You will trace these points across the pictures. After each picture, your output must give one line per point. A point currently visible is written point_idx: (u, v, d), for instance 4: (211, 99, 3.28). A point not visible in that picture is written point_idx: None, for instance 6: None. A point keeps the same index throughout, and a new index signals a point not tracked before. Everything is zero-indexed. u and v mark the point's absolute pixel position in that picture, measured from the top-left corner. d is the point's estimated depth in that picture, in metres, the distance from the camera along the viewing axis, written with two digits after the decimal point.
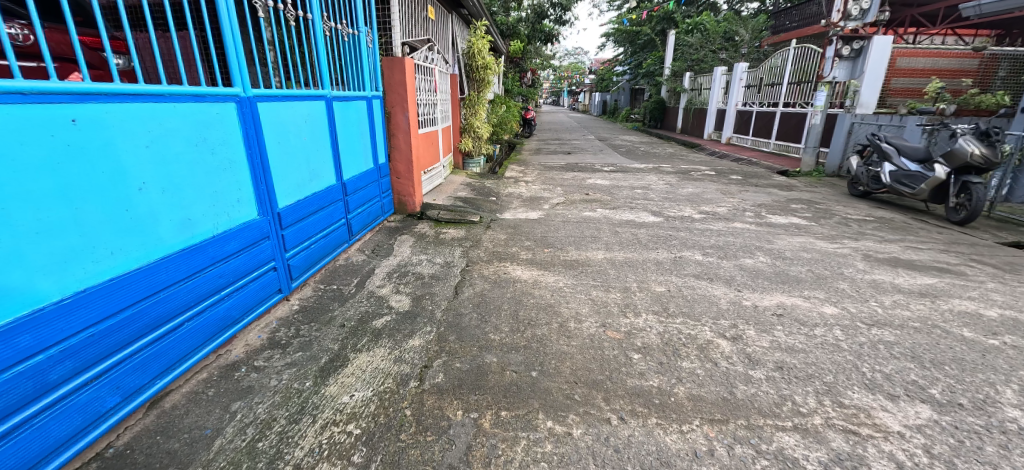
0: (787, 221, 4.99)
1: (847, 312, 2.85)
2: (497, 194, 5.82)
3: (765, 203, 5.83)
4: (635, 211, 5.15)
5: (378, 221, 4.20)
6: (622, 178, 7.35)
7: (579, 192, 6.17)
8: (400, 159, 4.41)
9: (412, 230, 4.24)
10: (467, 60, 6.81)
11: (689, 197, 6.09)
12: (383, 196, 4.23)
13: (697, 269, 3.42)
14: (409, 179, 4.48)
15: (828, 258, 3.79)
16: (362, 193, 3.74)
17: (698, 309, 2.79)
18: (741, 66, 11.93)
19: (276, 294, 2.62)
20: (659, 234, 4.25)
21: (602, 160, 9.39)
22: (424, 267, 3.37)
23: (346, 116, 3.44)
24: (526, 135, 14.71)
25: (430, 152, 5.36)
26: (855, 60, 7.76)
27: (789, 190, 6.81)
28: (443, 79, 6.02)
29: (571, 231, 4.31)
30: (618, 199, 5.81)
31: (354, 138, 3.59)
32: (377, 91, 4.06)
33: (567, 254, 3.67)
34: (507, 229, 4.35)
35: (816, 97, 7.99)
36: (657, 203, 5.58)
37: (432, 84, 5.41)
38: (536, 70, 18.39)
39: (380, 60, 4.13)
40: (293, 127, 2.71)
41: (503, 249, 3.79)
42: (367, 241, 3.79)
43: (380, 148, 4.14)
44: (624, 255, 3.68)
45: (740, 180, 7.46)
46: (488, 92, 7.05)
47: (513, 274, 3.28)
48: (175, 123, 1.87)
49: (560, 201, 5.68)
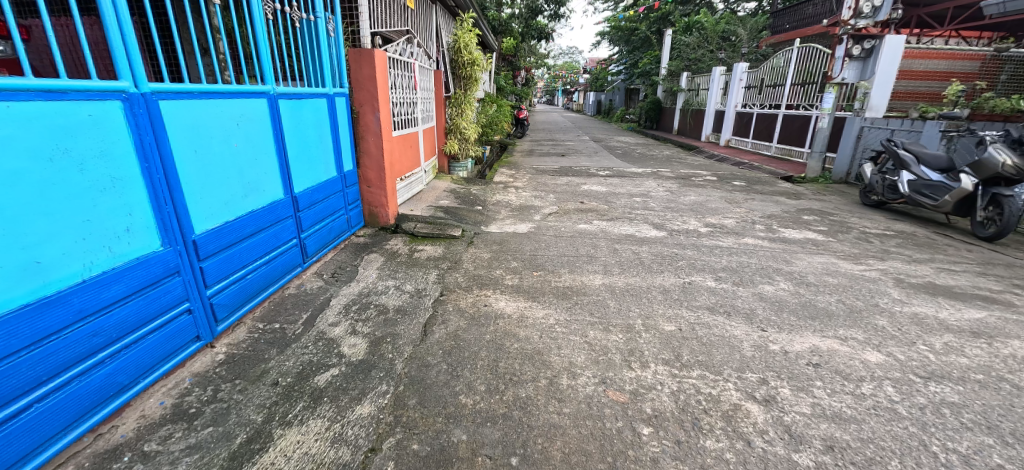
0: (802, 236, 4.52)
1: (895, 360, 2.37)
2: (483, 203, 5.29)
3: (775, 214, 5.36)
4: (635, 224, 4.67)
5: (343, 238, 3.67)
6: (619, 183, 6.86)
7: (573, 200, 5.66)
8: (370, 165, 3.87)
9: (382, 247, 3.71)
10: (453, 55, 6.28)
11: (692, 206, 5.60)
12: (350, 209, 3.72)
13: (711, 299, 2.93)
14: (382, 188, 3.95)
15: (857, 284, 3.32)
16: (322, 207, 3.23)
17: (717, 357, 2.29)
18: (741, 66, 11.49)
19: (193, 342, 2.11)
20: (663, 253, 3.75)
21: (597, 164, 8.90)
22: (390, 298, 2.83)
23: (300, 117, 2.94)
24: (519, 135, 14.16)
25: (408, 157, 4.82)
26: (866, 60, 7.20)
27: (798, 199, 6.36)
28: (425, 75, 5.48)
29: (563, 249, 3.80)
30: (616, 209, 5.32)
31: (311, 144, 3.08)
32: (343, 89, 3.55)
33: (559, 280, 3.17)
34: (492, 246, 3.83)
35: (824, 99, 7.59)
36: (658, 214, 5.10)
37: (411, 81, 4.87)
38: (529, 68, 17.87)
39: (346, 52, 3.59)
40: (219, 132, 2.22)
41: (485, 273, 3.27)
42: (328, 263, 3.27)
43: (346, 154, 3.61)
44: (625, 281, 3.18)
45: (744, 187, 7.00)
46: (476, 90, 6.52)
47: (495, 306, 2.77)
48: (11, 131, 1.39)
49: (553, 210, 5.17)
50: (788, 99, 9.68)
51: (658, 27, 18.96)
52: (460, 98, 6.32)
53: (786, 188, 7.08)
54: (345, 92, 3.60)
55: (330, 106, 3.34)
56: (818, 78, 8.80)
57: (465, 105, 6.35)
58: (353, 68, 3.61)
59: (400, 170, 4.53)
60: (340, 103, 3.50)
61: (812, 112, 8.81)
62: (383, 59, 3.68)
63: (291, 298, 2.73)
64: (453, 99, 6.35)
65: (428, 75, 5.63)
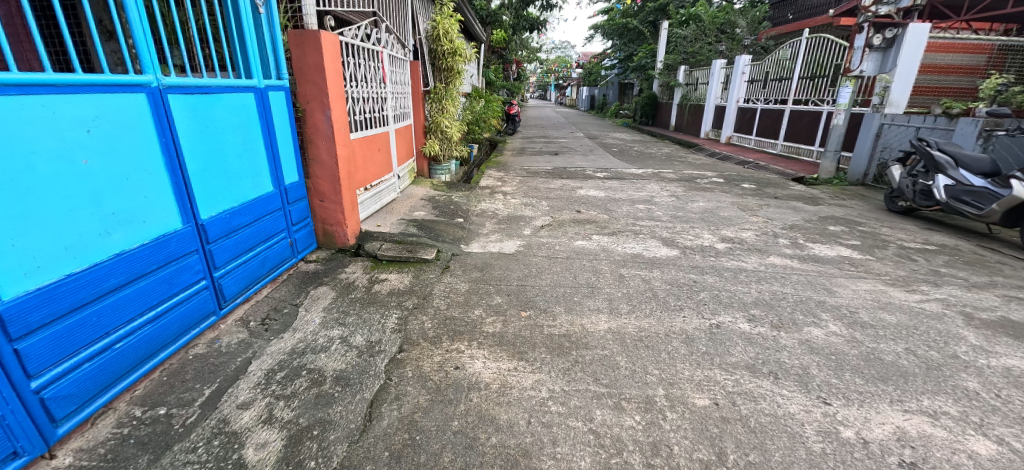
0: (834, 253, 3.89)
1: (1013, 453, 1.73)
2: (465, 214, 4.59)
3: (797, 224, 4.72)
4: (642, 239, 4.01)
5: (286, 266, 2.95)
6: (619, 187, 6.20)
7: (568, 209, 4.99)
8: (322, 176, 3.16)
9: (337, 277, 3.01)
10: (431, 44, 5.53)
11: (703, 215, 4.95)
12: (295, 232, 3.01)
13: (750, 353, 2.27)
14: (338, 203, 3.23)
15: (921, 324, 2.68)
16: (249, 233, 2.50)
17: (773, 456, 1.64)
18: (744, 59, 10.84)
19: (9, 460, 1.42)
20: (678, 281, 3.09)
21: (593, 164, 8.22)
22: (330, 360, 2.14)
23: (213, 119, 2.22)
24: (510, 132, 13.47)
25: (376, 163, 4.11)
26: (887, 51, 6.57)
27: (817, 204, 5.73)
28: (398, 67, 4.75)
29: (558, 277, 3.11)
30: (617, 219, 4.65)
31: (232, 154, 2.37)
32: (283, 81, 2.81)
33: (553, 325, 2.48)
34: (472, 274, 3.14)
35: (840, 93, 7.02)
36: (667, 226, 4.45)
37: (379, 72, 4.15)
38: (521, 62, 17.07)
39: (287, 33, 2.85)
40: (50, 145, 1.49)
41: (459, 315, 2.58)
42: (261, 303, 2.57)
43: (287, 162, 2.88)
44: (637, 324, 2.52)
45: (755, 191, 6.37)
46: (459, 84, 5.80)
47: (469, 369, 2.09)
48: None
49: (546, 222, 4.49)
50: (796, 93, 9.06)
51: (654, 19, 18.24)
52: (440, 93, 5.58)
53: (801, 191, 6.46)
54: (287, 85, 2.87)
55: (263, 103, 2.60)
56: (830, 71, 8.16)
57: (446, 100, 5.62)
58: (294, 54, 2.88)
59: (364, 179, 3.83)
60: (279, 98, 2.77)
61: (824, 108, 8.19)
62: (335, 44, 2.97)
63: (194, 366, 2.03)
64: (432, 93, 5.60)
65: (400, 67, 4.91)
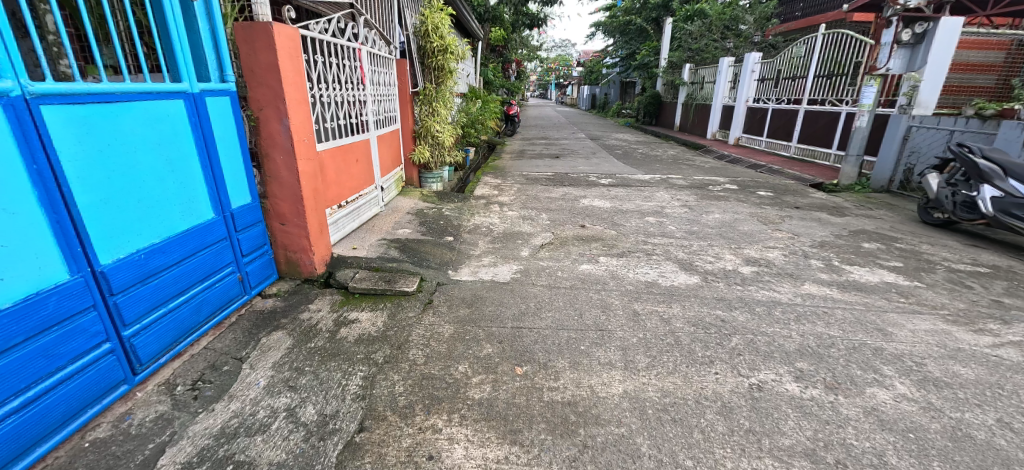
0: (876, 278, 3.40)
1: None
2: (456, 230, 4.09)
3: (828, 241, 4.22)
4: (656, 262, 3.52)
5: (236, 306, 2.47)
6: (626, 196, 5.72)
7: (571, 223, 4.49)
8: (282, 195, 2.68)
9: (297, 318, 2.53)
10: (420, 41, 5.04)
11: (722, 230, 4.45)
12: (249, 263, 2.53)
13: (806, 432, 1.78)
14: (301, 228, 2.75)
15: (1006, 381, 2.18)
16: (177, 273, 2.02)
17: None
18: (754, 57, 10.34)
19: None
20: (704, 320, 2.60)
21: (596, 168, 7.73)
22: (266, 449, 1.65)
23: (119, 136, 1.74)
24: (509, 133, 12.99)
25: (355, 175, 3.63)
26: (915, 48, 6.08)
27: (843, 215, 5.24)
28: (380, 66, 4.26)
29: (560, 316, 2.62)
30: (626, 236, 4.15)
31: (150, 177, 1.89)
32: (228, 83, 2.33)
33: (555, 388, 2.00)
34: (459, 312, 2.65)
35: (863, 93, 6.52)
36: (682, 244, 3.97)
37: (356, 71, 3.65)
38: (520, 61, 16.57)
39: (232, 26, 2.36)
40: None
41: (439, 373, 2.09)
42: (196, 359, 2.09)
43: (235, 181, 2.39)
44: (659, 386, 2.02)
45: (772, 199, 5.87)
46: (451, 84, 5.30)
47: (447, 461, 1.61)
48: None
49: (546, 240, 3.99)
50: (811, 92, 8.55)
51: (657, 16, 17.68)
52: (430, 94, 5.10)
53: (823, 200, 5.97)
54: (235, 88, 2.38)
55: (198, 112, 2.11)
56: (848, 69, 7.67)
57: (437, 102, 5.14)
58: (242, 51, 2.39)
59: (337, 195, 3.34)
60: (223, 105, 2.29)
61: (842, 108, 7.70)
62: (292, 40, 2.48)
63: (85, 461, 1.55)
64: (421, 94, 5.12)
65: (384, 66, 4.43)
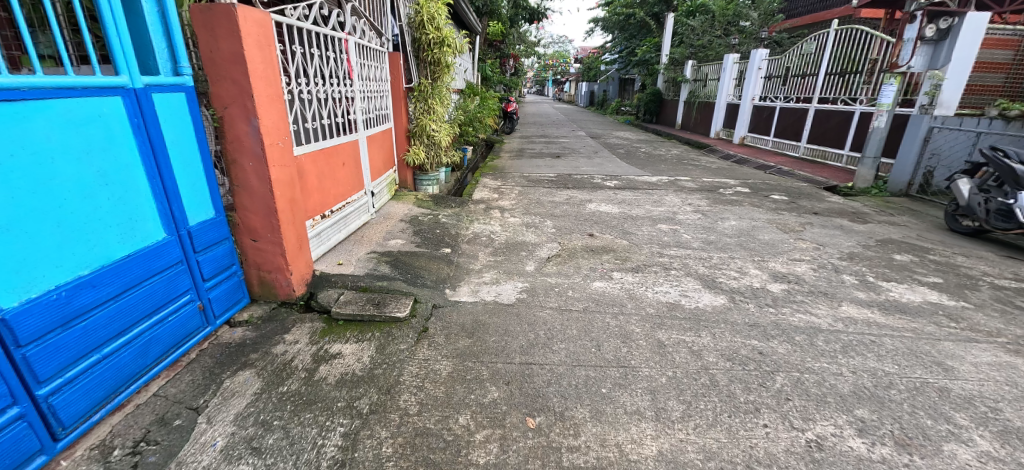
0: (919, 297, 3.08)
1: None
2: (454, 240, 3.73)
3: (857, 253, 3.90)
4: (676, 279, 3.18)
5: (197, 340, 2.11)
6: (634, 200, 5.38)
7: (578, 231, 4.14)
8: (252, 208, 2.32)
9: (270, 352, 2.16)
10: (415, 33, 4.66)
11: (741, 239, 4.12)
12: (212, 289, 2.17)
13: None
14: (275, 245, 2.39)
15: None
16: (114, 310, 1.67)
17: None
18: (761, 53, 10.00)
19: None
20: (741, 353, 2.26)
21: (600, 169, 7.38)
22: None
23: (26, 146, 1.39)
24: (508, 131, 12.59)
25: (341, 181, 3.27)
26: (938, 44, 5.77)
27: (865, 222, 4.93)
28: (370, 59, 3.90)
29: (575, 349, 2.27)
30: (639, 247, 3.81)
31: (75, 196, 1.53)
32: (184, 77, 1.98)
33: (575, 449, 1.65)
34: (459, 343, 2.30)
35: (882, 92, 6.20)
36: (701, 256, 3.63)
37: (343, 64, 3.28)
38: (518, 57, 16.14)
39: (187, 11, 2.01)
40: None
41: (435, 428, 1.74)
42: (142, 411, 1.73)
43: (192, 194, 2.03)
44: (700, 445, 1.68)
45: (788, 204, 5.56)
46: (448, 79, 4.93)
47: None
48: None
49: (553, 251, 3.64)
50: (822, 90, 8.24)
51: (658, 11, 17.29)
52: (426, 91, 4.73)
53: (840, 204, 5.66)
54: (191, 82, 2.03)
55: (141, 112, 1.76)
56: (863, 67, 7.37)
57: (433, 99, 4.76)
58: (200, 38, 2.03)
59: (320, 203, 2.97)
60: (176, 103, 1.94)
61: (855, 107, 7.39)
62: (261, 26, 2.12)
63: None
64: (416, 90, 4.74)
65: (375, 61, 4.06)
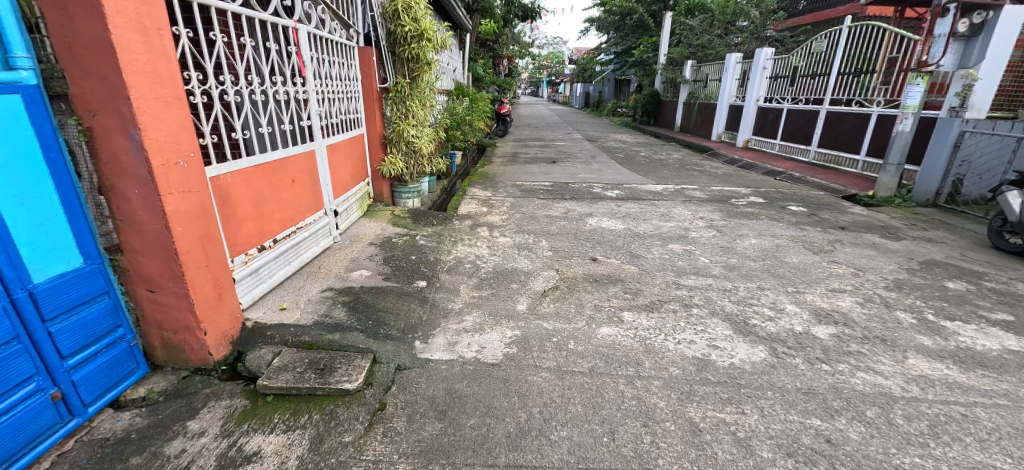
0: (996, 345, 2.52)
1: None
2: (432, 268, 3.14)
3: (905, 281, 3.34)
4: (701, 320, 2.59)
5: (53, 442, 1.53)
6: (640, 213, 4.81)
7: (579, 255, 3.56)
8: (144, 250, 1.72)
9: (160, 452, 1.57)
10: (390, 25, 4.07)
11: (768, 263, 3.55)
12: (79, 366, 1.59)
13: None
14: (179, 297, 1.80)
15: None
16: None
17: None
18: (767, 52, 9.47)
19: None
20: (803, 445, 1.69)
21: (599, 176, 6.82)
22: None
23: None
24: (501, 133, 12.03)
25: (291, 201, 2.66)
26: (970, 41, 5.22)
27: (899, 239, 4.39)
28: (333, 54, 3.31)
29: (580, 439, 1.69)
30: (651, 275, 3.23)
31: None
32: (20, 74, 1.40)
33: None
34: (425, 432, 1.71)
35: (906, 92, 5.64)
36: (725, 287, 3.06)
37: (292, 56, 2.68)
38: (513, 57, 15.61)
39: None
40: None
41: None
42: None
43: (39, 239, 1.45)
44: None
45: (809, 216, 5.02)
46: (429, 78, 4.34)
47: None
48: None
49: (550, 282, 3.06)
50: (834, 91, 7.74)
51: (655, 10, 16.77)
52: (403, 91, 4.11)
53: (865, 216, 5.14)
54: (35, 80, 1.44)
55: None
56: (880, 66, 6.87)
57: (411, 101, 4.16)
58: (49, 16, 1.43)
59: (258, 232, 2.37)
60: (6, 112, 1.35)
61: (872, 109, 6.89)
62: (142, 3, 1.53)
63: None
64: (391, 91, 4.12)
65: (341, 56, 3.47)
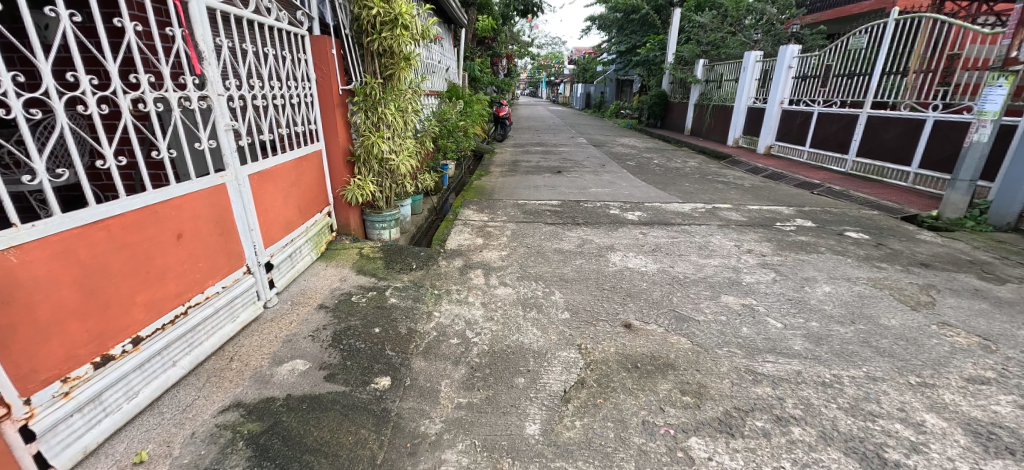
0: None
1: None
2: (402, 350, 2.17)
3: None
4: (814, 457, 1.66)
5: None
6: (671, 245, 3.88)
7: (606, 319, 2.60)
8: None
9: None
10: (355, 7, 3.10)
11: (861, 329, 2.62)
12: None
13: None
14: None
15: None
16: None
17: None
18: (793, 50, 8.55)
19: None
20: None
21: (613, 191, 5.89)
22: None
23: None
24: (500, 138, 11.11)
25: (175, 268, 1.75)
26: None
27: (1004, 282, 3.47)
28: (265, 43, 2.36)
29: None
30: (712, 356, 2.28)
31: None
32: None
33: None
34: None
35: (984, 96, 4.68)
36: (823, 380, 2.12)
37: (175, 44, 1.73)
38: (513, 56, 14.73)
39: None
40: None
41: None
42: None
43: None
44: None
45: (876, 247, 4.11)
46: (410, 76, 3.37)
47: None
48: None
49: (570, 372, 2.11)
50: (877, 93, 6.82)
51: (661, 6, 15.82)
52: (373, 94, 3.15)
53: (942, 246, 4.24)
54: None
55: None
56: (936, 66, 5.97)
57: (385, 107, 3.20)
58: None
59: (97, 334, 1.48)
60: None
61: (928, 115, 5.99)
62: None
63: None
64: (357, 94, 3.16)
65: (280, 48, 2.52)
